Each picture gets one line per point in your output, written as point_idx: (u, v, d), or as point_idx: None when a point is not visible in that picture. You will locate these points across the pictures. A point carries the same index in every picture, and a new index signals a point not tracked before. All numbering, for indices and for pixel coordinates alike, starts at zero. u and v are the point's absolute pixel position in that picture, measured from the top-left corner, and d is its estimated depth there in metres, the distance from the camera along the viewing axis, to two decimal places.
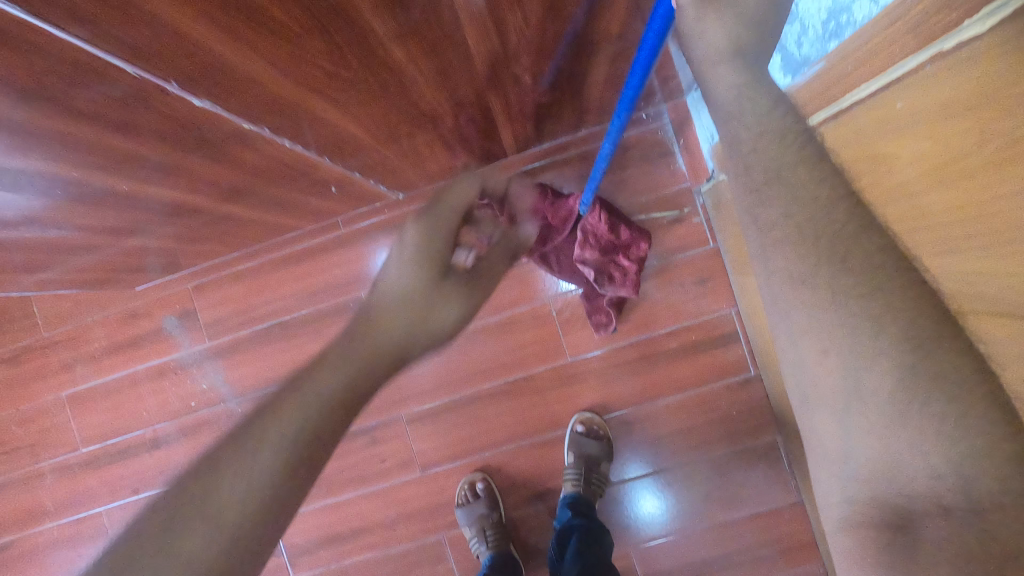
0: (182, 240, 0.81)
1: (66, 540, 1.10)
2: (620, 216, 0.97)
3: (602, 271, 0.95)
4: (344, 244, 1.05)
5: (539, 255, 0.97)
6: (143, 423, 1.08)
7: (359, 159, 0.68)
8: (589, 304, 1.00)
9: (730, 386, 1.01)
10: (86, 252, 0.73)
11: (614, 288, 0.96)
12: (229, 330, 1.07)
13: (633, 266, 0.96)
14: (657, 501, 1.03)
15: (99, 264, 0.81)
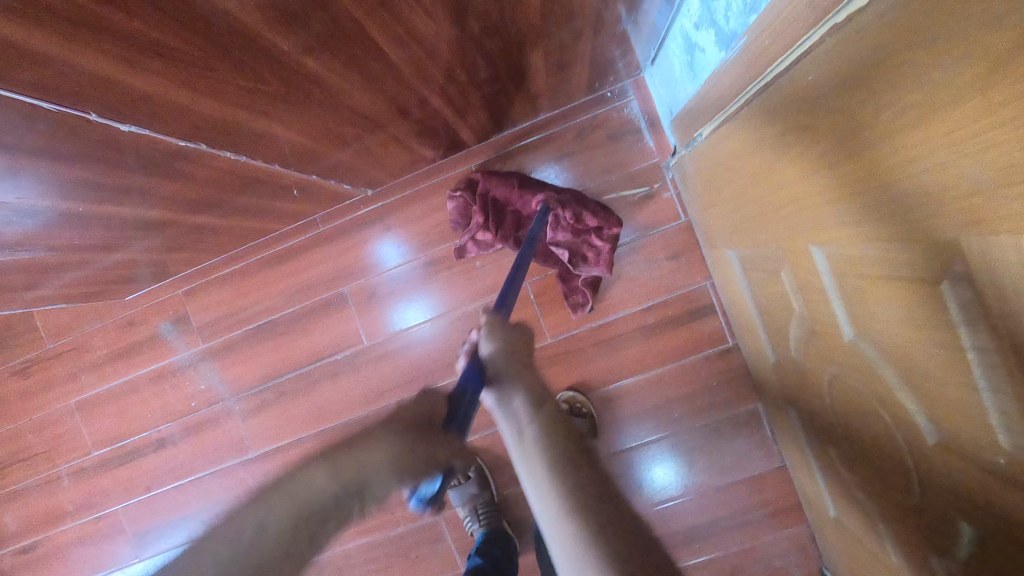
0: (164, 251, 0.84)
1: (88, 538, 1.16)
2: (588, 202, 0.96)
3: (574, 253, 0.97)
4: (325, 242, 1.08)
5: (513, 240, 0.99)
6: (149, 424, 1.13)
7: (314, 164, 0.70)
8: (565, 285, 1.01)
9: (709, 357, 1.02)
10: (70, 271, 0.76)
11: (590, 268, 0.97)
12: (222, 332, 1.11)
13: (606, 246, 0.97)
14: (665, 463, 1.05)
15: (88, 279, 0.85)
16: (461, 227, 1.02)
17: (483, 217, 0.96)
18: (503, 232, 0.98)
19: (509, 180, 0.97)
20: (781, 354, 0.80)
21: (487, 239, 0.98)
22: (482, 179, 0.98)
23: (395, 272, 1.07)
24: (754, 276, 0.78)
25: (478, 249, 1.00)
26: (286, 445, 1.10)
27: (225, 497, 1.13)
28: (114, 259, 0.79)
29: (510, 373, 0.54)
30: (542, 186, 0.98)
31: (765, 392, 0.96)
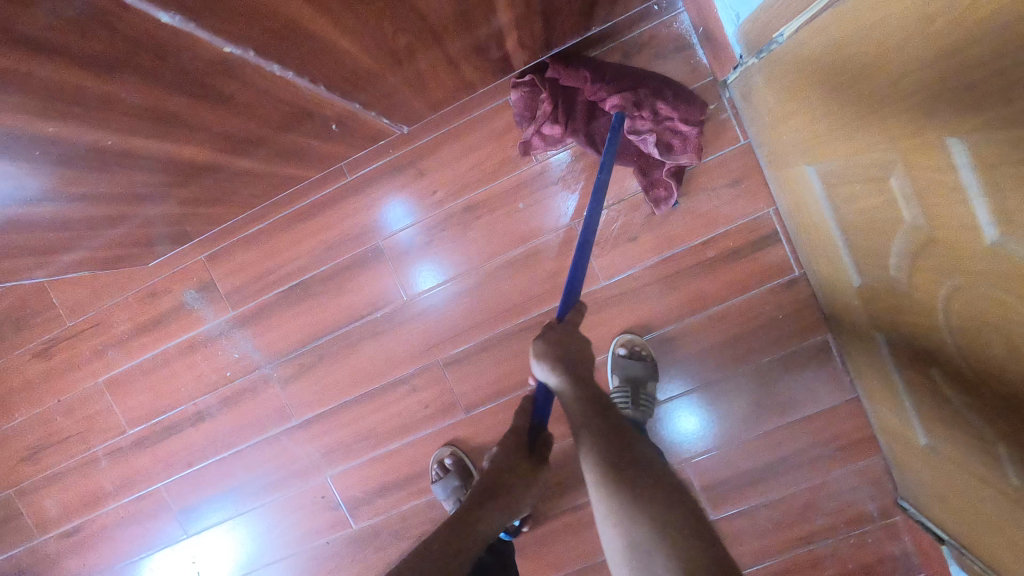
0: (181, 220, 0.77)
1: (132, 518, 1.12)
2: (665, 94, 0.87)
3: (659, 141, 0.89)
4: (353, 192, 1.00)
5: (585, 135, 0.90)
6: (184, 398, 1.08)
7: (366, 94, 0.63)
8: (645, 179, 0.93)
9: (775, 289, 0.96)
10: (81, 248, 0.69)
11: (676, 157, 0.90)
12: (251, 297, 1.04)
13: (692, 129, 0.89)
14: (693, 414, 1.02)
15: (101, 258, 0.78)
16: (526, 120, 0.92)
17: (552, 106, 0.87)
18: (574, 123, 0.90)
19: (578, 72, 0.85)
20: (870, 275, 0.74)
21: (555, 132, 0.90)
22: (550, 66, 0.86)
23: (414, 230, 1.00)
24: (842, 192, 0.71)
25: (545, 144, 0.93)
26: (328, 410, 1.06)
27: (270, 467, 1.08)
28: (123, 232, 0.71)
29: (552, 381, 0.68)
30: (615, 75, 0.87)
31: (838, 322, 0.90)
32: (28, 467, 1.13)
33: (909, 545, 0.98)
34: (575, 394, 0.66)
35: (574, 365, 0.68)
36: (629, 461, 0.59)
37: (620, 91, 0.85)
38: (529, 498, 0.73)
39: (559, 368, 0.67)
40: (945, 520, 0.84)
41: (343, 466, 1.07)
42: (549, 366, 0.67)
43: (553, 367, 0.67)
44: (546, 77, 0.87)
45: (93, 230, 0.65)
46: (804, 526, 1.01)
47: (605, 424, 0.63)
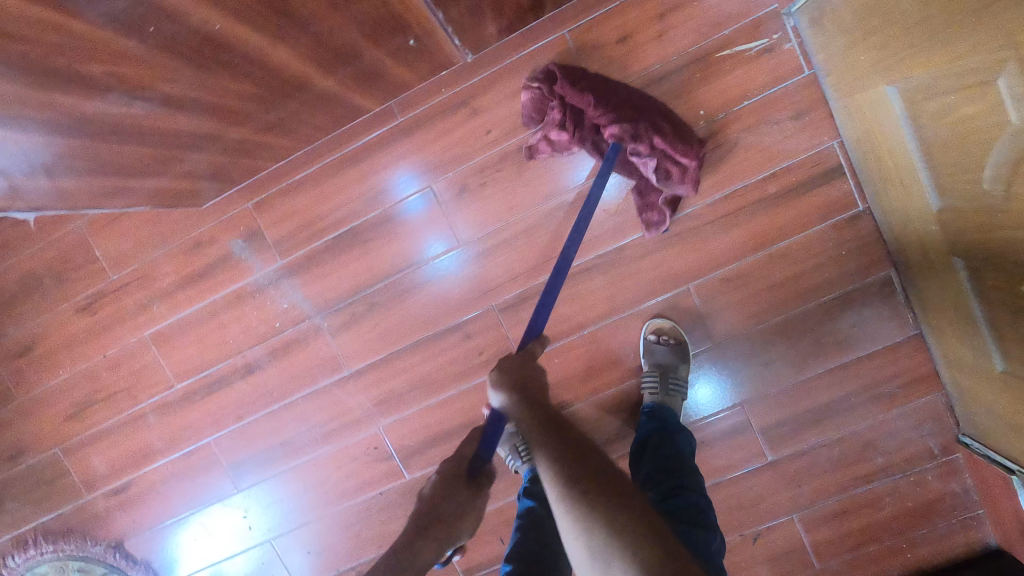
0: (236, 151, 0.76)
1: (181, 473, 1.12)
2: (665, 129, 0.89)
3: (659, 167, 0.90)
4: (404, 134, 0.98)
5: (590, 144, 0.92)
6: (233, 350, 1.07)
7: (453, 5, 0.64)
8: (641, 200, 0.94)
9: (838, 225, 0.94)
10: (148, 174, 0.69)
11: (673, 185, 0.91)
12: (301, 245, 1.03)
13: (691, 162, 0.90)
14: (708, 389, 1.02)
15: (157, 192, 0.77)
16: (535, 122, 0.95)
17: (560, 115, 0.90)
18: (581, 133, 0.91)
19: (584, 94, 0.88)
20: (952, 194, 0.72)
21: (562, 139, 0.92)
22: (560, 80, 0.89)
23: (466, 172, 0.98)
24: (931, 105, 0.69)
25: (549, 152, 0.94)
26: (379, 359, 1.05)
27: (321, 418, 1.08)
28: (190, 159, 0.71)
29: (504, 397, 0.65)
30: (620, 101, 0.89)
31: (905, 253, 0.89)
32: (74, 425, 1.12)
33: (971, 481, 0.98)
34: (528, 416, 0.62)
35: (530, 392, 0.65)
36: (585, 471, 0.55)
37: (620, 122, 0.87)
38: (468, 528, 0.72)
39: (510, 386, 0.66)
40: (1016, 447, 0.83)
41: (395, 416, 1.06)
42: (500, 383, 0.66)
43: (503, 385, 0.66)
44: (555, 90, 0.89)
45: (163, 152, 0.64)
46: (864, 465, 1.01)
47: (554, 434, 0.59)
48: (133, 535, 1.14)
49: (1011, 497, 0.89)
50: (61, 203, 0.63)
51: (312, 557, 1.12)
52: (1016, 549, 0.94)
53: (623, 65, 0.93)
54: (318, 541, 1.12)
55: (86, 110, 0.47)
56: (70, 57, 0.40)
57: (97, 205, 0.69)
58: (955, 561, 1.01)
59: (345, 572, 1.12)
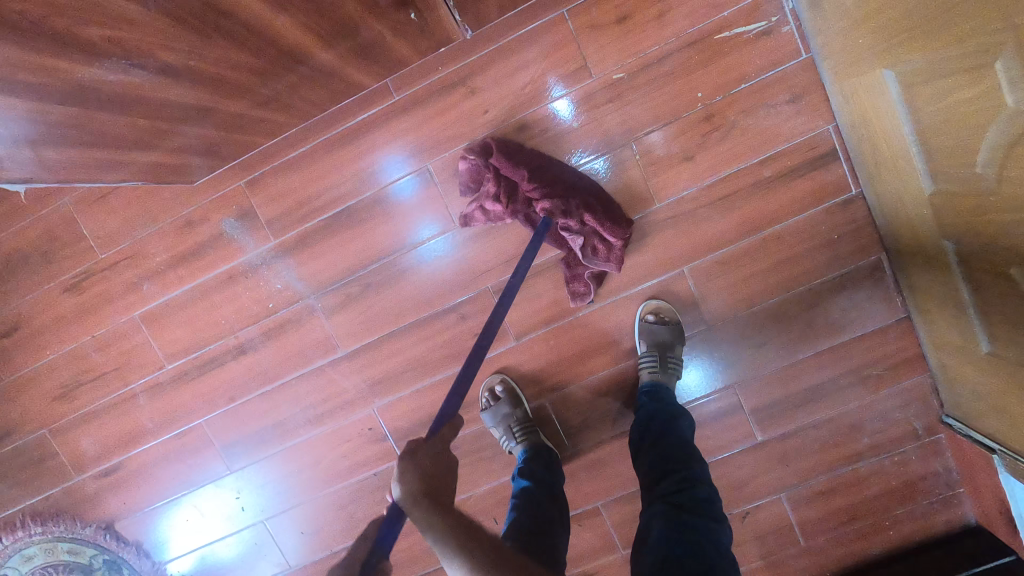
0: (228, 126, 0.74)
1: (173, 454, 1.11)
2: (595, 207, 0.93)
3: (586, 243, 0.95)
4: (399, 114, 0.97)
5: (522, 217, 0.95)
6: (225, 331, 1.06)
7: None
8: (568, 271, 0.99)
9: (830, 210, 0.96)
10: (142, 148, 0.67)
11: (600, 261, 0.96)
12: (294, 225, 1.02)
13: (618, 242, 0.95)
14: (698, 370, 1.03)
15: (148, 168, 0.76)
16: (469, 191, 0.97)
17: (494, 187, 0.92)
18: (515, 206, 0.93)
19: (519, 169, 0.92)
20: (945, 179, 0.73)
21: (495, 211, 0.94)
22: (497, 154, 0.92)
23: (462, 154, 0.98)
24: (928, 88, 0.69)
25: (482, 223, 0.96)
26: (373, 341, 1.05)
27: (314, 400, 1.07)
28: (184, 133, 0.70)
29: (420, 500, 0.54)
30: (553, 176, 0.93)
31: (896, 237, 0.91)
32: (62, 406, 1.11)
33: (952, 460, 1.01)
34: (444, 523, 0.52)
35: (439, 489, 0.55)
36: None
37: (552, 198, 0.91)
38: None
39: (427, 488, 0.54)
40: (999, 427, 0.86)
41: (390, 398, 1.06)
42: (415, 489, 0.54)
43: (420, 491, 0.54)
44: (492, 162, 0.93)
45: (157, 126, 0.63)
46: (851, 445, 1.03)
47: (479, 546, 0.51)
48: (125, 517, 1.14)
49: (991, 474, 0.92)
50: (56, 176, 0.62)
51: (306, 538, 1.13)
52: (994, 525, 0.98)
53: (622, 46, 0.93)
54: (312, 521, 1.12)
55: (81, 77, 0.46)
56: (70, 18, 0.40)
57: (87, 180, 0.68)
58: (937, 537, 1.04)
59: (339, 552, 1.12)
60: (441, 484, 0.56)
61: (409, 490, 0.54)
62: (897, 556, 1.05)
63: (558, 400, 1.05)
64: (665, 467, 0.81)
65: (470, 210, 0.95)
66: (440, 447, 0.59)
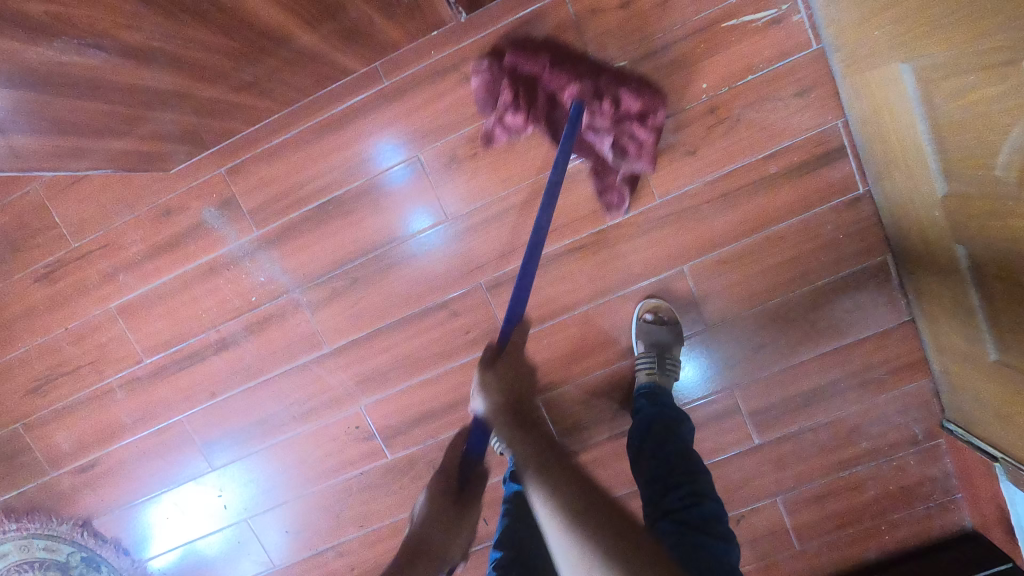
0: (208, 110, 0.70)
1: (153, 451, 1.07)
2: (624, 87, 0.87)
3: (615, 142, 0.89)
4: (390, 99, 0.93)
5: (546, 123, 0.90)
6: (206, 324, 1.02)
7: None
8: (599, 182, 0.92)
9: (837, 209, 0.92)
10: (113, 133, 0.63)
11: (632, 160, 0.90)
12: (278, 215, 0.97)
13: (649, 136, 0.88)
14: (694, 371, 1.00)
15: (121, 154, 0.71)
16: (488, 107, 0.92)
17: (513, 94, 0.87)
18: (536, 112, 0.89)
19: (538, 60, 0.86)
20: (961, 181, 0.70)
21: (517, 122, 0.89)
22: (511, 52, 0.87)
23: (456, 143, 0.93)
24: (947, 85, 0.66)
25: (505, 138, 0.91)
26: (361, 337, 1.01)
27: (299, 397, 1.04)
28: (159, 119, 0.65)
29: (498, 407, 0.62)
30: (574, 68, 0.87)
31: (903, 237, 0.88)
32: (35, 401, 1.06)
33: (951, 466, 0.99)
34: (520, 427, 0.60)
35: (516, 400, 0.63)
36: (594, 497, 0.52)
37: (579, 82, 0.86)
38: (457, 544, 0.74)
39: (505, 397, 0.63)
40: (1002, 435, 0.84)
41: (378, 395, 1.03)
42: (494, 398, 0.63)
43: (499, 398, 0.63)
44: (506, 63, 0.87)
45: (128, 111, 0.59)
46: (849, 449, 1.01)
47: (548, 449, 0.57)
48: (102, 514, 1.10)
49: (991, 482, 0.91)
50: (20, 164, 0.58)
51: (291, 537, 1.10)
52: (991, 532, 0.96)
53: (624, 32, 0.88)
54: (297, 520, 1.09)
55: (31, 57, 0.41)
56: None
57: (54, 167, 0.63)
58: (932, 543, 1.02)
59: (324, 551, 1.10)
60: (518, 397, 0.63)
61: (490, 397, 0.63)
62: (892, 561, 1.04)
63: (552, 401, 1.02)
64: (667, 481, 0.78)
65: (490, 126, 0.91)
66: (516, 363, 0.66)
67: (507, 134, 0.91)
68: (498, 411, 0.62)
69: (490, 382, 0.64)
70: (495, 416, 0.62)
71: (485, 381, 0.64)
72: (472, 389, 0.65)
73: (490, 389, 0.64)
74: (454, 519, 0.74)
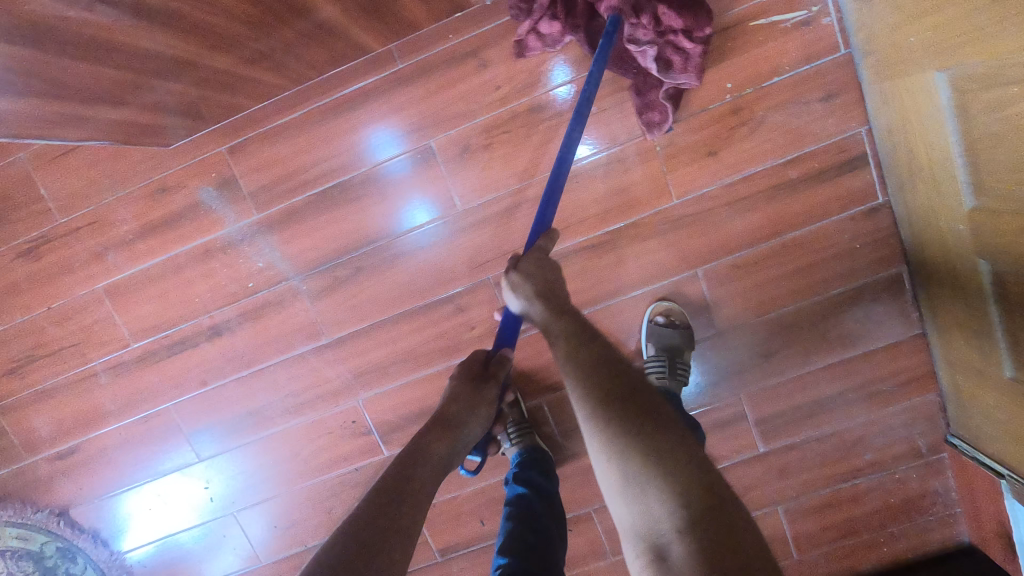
0: (216, 82, 0.66)
1: (136, 439, 1.03)
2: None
3: (658, 57, 0.80)
4: (404, 83, 0.89)
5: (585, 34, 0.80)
6: (199, 309, 0.97)
7: None
8: (640, 99, 0.86)
9: (855, 218, 0.91)
10: (115, 102, 0.59)
11: (675, 77, 0.82)
12: (279, 198, 0.93)
13: (696, 49, 0.80)
14: (701, 377, 0.99)
15: (119, 126, 0.67)
16: (523, 11, 0.82)
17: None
18: (575, 20, 0.79)
19: None
20: (991, 194, 0.68)
21: (553, 31, 0.81)
22: None
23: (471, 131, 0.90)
24: (984, 97, 0.64)
25: (541, 47, 0.83)
26: (361, 329, 0.97)
27: (295, 387, 1.00)
28: (163, 89, 0.61)
29: (528, 298, 0.65)
30: None
31: (922, 249, 0.86)
32: (13, 382, 1.01)
33: (952, 481, 0.99)
34: (556, 323, 0.62)
35: (550, 293, 0.65)
36: (617, 389, 0.54)
37: None
38: (479, 424, 0.76)
39: (536, 290, 0.65)
40: (1008, 453, 0.83)
41: (377, 389, 0.99)
42: (525, 292, 0.65)
43: (530, 291, 0.65)
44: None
45: (132, 79, 0.54)
46: (852, 461, 1.00)
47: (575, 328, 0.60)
48: (80, 502, 1.05)
49: (994, 499, 0.90)
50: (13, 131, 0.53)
51: (279, 532, 1.06)
52: (989, 548, 0.96)
53: None
54: (285, 515, 1.05)
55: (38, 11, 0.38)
56: None
57: (49, 138, 0.59)
58: (929, 557, 1.02)
59: (314, 548, 1.06)
60: (552, 292, 0.65)
61: (522, 290, 0.65)
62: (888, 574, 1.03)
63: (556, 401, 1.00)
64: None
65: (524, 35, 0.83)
66: (547, 265, 0.68)
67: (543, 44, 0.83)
68: (529, 300, 0.65)
69: (520, 279, 0.66)
70: (525, 305, 0.65)
71: (516, 278, 0.66)
72: (506, 288, 0.67)
73: (521, 285, 0.65)
74: (479, 402, 0.76)
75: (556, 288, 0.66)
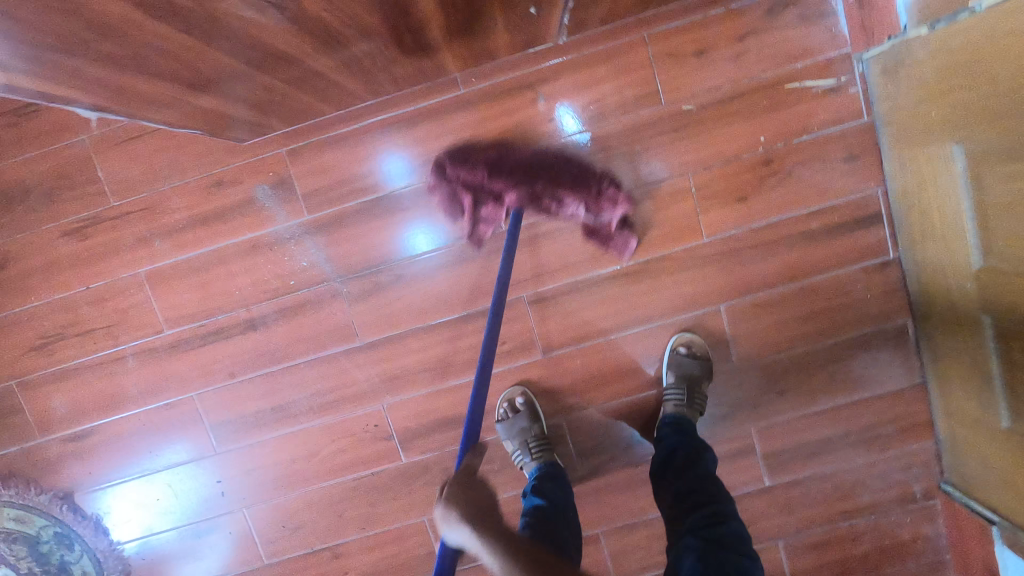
0: (305, 83, 0.70)
1: (155, 426, 1.03)
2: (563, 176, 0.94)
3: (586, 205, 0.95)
4: (463, 106, 0.95)
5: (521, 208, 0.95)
6: (238, 302, 0.99)
7: None
8: (597, 240, 0.98)
9: (868, 270, 0.98)
10: (214, 90, 0.62)
11: (611, 212, 0.95)
12: (331, 202, 0.97)
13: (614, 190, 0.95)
14: (715, 409, 1.03)
15: (204, 113, 0.71)
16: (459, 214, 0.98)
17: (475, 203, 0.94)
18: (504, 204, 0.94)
19: (476, 171, 0.93)
20: (998, 256, 0.76)
21: (491, 215, 0.95)
22: (451, 168, 0.94)
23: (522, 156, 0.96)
24: (995, 170, 0.72)
25: (491, 229, 0.96)
26: (395, 335, 1.00)
27: (321, 387, 1.02)
28: (257, 83, 0.65)
29: (464, 520, 0.56)
30: (513, 171, 0.93)
31: (929, 302, 0.94)
32: (38, 359, 1.01)
33: (944, 526, 1.04)
34: (498, 547, 0.53)
35: (486, 511, 0.58)
36: None
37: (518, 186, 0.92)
38: None
39: (472, 510, 0.57)
40: (1000, 498, 0.88)
41: (402, 396, 1.02)
42: (462, 516, 0.57)
43: (465, 513, 0.57)
44: (447, 174, 0.95)
45: (238, 70, 0.58)
46: (851, 501, 1.05)
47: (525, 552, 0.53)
48: (85, 488, 1.04)
49: (985, 545, 0.95)
50: (97, 101, 0.54)
51: (286, 533, 1.06)
52: None
53: (695, 78, 0.94)
54: (294, 516, 1.05)
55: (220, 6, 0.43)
56: None
57: (138, 115, 0.63)
58: None
59: (320, 551, 1.06)
60: (487, 510, 0.58)
61: (457, 516, 0.57)
62: None
63: (575, 421, 1.03)
64: (691, 501, 0.81)
65: (470, 228, 0.96)
66: (479, 483, 0.62)
67: (491, 226, 0.96)
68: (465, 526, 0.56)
69: (452, 499, 0.58)
70: (463, 532, 0.56)
71: (446, 500, 0.58)
72: (437, 520, 0.58)
73: (454, 508, 0.57)
74: None
75: (491, 506, 0.59)
